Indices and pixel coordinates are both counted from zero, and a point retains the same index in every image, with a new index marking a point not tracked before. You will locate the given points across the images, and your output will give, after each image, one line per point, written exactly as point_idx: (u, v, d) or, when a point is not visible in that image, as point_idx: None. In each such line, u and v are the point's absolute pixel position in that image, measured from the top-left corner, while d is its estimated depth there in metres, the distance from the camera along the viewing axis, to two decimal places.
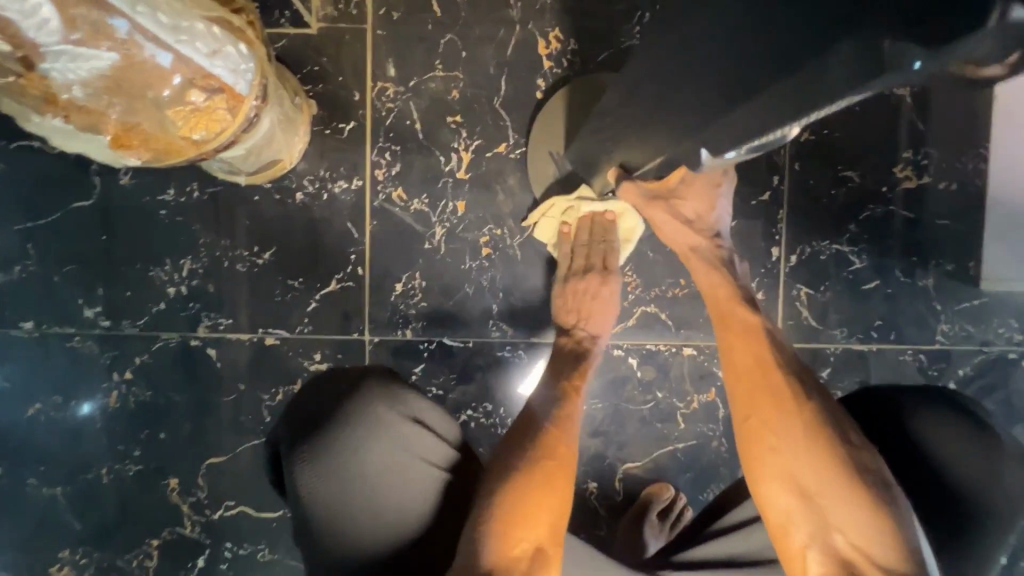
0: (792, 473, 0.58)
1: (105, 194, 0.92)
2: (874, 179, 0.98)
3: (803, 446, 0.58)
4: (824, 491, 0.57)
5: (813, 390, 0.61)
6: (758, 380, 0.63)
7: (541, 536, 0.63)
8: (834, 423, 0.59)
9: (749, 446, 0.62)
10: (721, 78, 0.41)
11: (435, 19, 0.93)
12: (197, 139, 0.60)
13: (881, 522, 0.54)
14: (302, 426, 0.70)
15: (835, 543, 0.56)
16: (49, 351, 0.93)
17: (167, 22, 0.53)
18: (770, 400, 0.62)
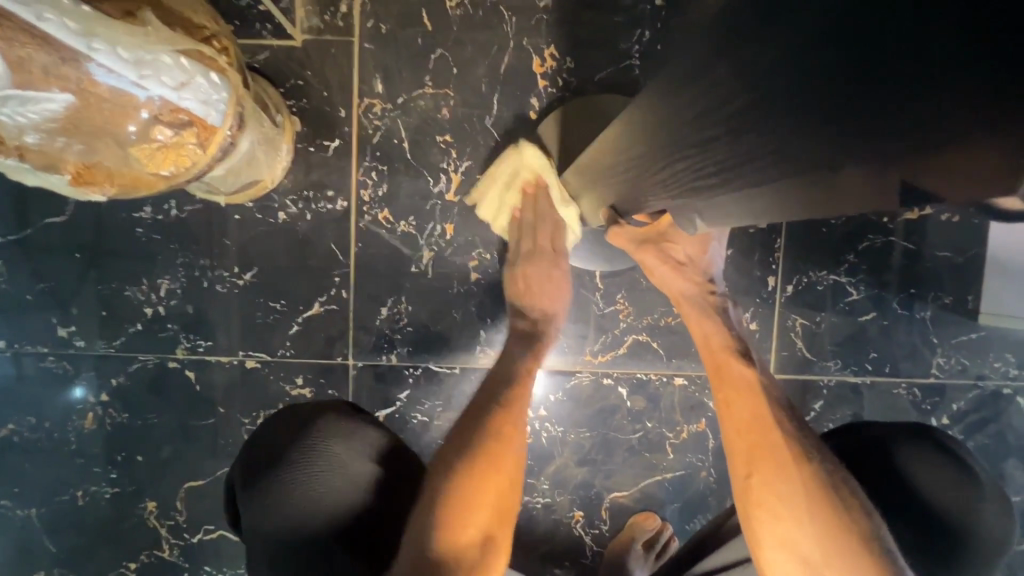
0: (788, 540, 0.53)
1: (79, 210, 0.89)
2: (875, 209, 0.96)
3: (807, 512, 0.52)
4: (827, 562, 0.50)
5: (807, 445, 0.56)
6: (759, 435, 0.57)
7: (489, 522, 0.56)
8: (832, 483, 0.53)
9: (749, 508, 0.56)
10: (720, 154, 0.37)
11: (425, 34, 0.89)
12: (166, 175, 0.58)
13: None
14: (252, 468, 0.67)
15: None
16: (22, 371, 0.91)
17: (129, 57, 0.50)
18: (771, 459, 0.55)
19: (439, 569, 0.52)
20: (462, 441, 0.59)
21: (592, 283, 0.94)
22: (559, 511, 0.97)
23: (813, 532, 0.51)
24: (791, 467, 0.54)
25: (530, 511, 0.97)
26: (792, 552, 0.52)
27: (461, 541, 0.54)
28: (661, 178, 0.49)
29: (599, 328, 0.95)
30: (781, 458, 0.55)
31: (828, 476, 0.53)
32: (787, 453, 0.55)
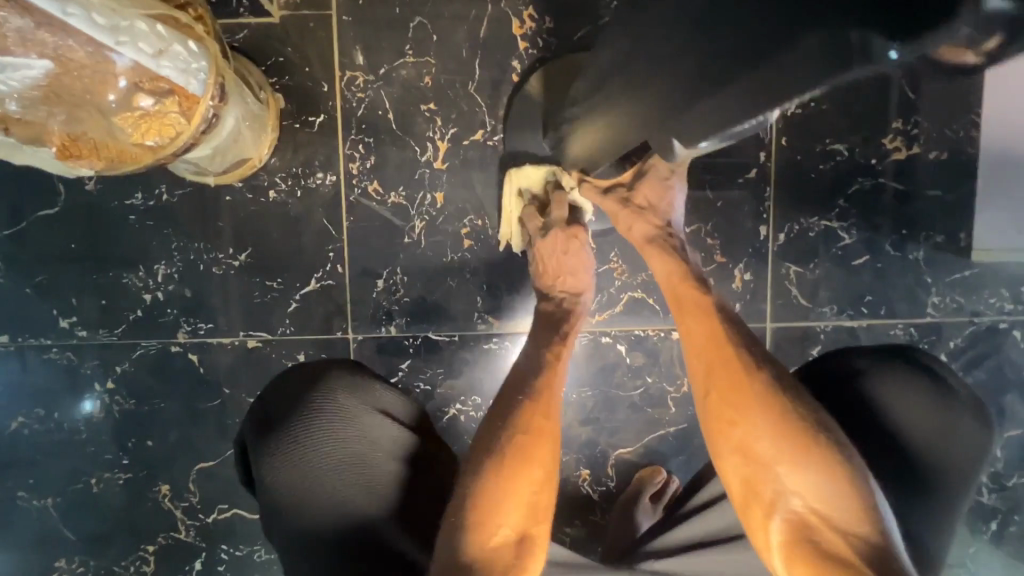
0: (741, 444, 0.54)
1: (70, 201, 0.89)
2: (863, 151, 0.96)
3: (761, 413, 0.54)
4: (780, 457, 0.52)
5: (758, 356, 0.57)
6: (714, 351, 0.58)
7: (522, 521, 0.55)
8: (780, 381, 0.55)
9: (712, 419, 0.57)
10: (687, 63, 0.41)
11: (403, 2, 0.89)
12: (151, 146, 0.57)
13: (836, 481, 0.50)
14: (269, 425, 0.68)
15: (792, 507, 0.52)
16: (26, 364, 0.92)
17: (105, 23, 0.52)
18: (724, 370, 0.57)
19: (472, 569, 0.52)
20: (482, 465, 0.57)
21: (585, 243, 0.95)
22: (566, 470, 0.98)
23: (766, 432, 0.53)
24: (744, 374, 0.56)
25: None
26: (744, 456, 0.54)
27: (491, 544, 0.54)
28: (638, 113, 0.50)
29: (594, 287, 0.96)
30: (735, 359, 0.57)
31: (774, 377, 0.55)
32: (741, 365, 0.56)
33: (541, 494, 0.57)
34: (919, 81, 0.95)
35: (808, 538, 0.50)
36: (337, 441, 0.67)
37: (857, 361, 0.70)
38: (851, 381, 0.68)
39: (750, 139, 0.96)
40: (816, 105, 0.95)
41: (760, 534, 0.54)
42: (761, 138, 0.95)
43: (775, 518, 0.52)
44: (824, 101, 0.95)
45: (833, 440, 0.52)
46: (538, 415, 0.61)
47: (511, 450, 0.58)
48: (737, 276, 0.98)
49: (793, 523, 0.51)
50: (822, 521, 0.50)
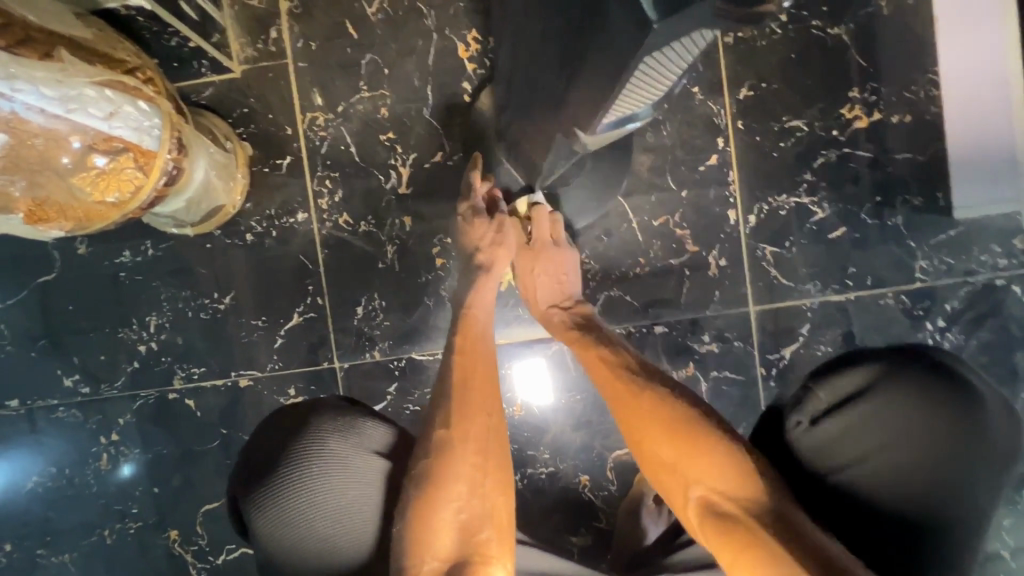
0: (649, 449, 0.68)
1: (64, 266, 0.95)
2: (824, 124, 0.96)
3: (665, 422, 0.67)
4: (675, 454, 0.65)
5: (653, 381, 0.72)
6: (614, 380, 0.75)
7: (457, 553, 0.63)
8: (671, 393, 0.70)
9: (630, 432, 0.71)
10: (566, 56, 0.53)
11: (353, 43, 0.93)
12: (114, 202, 0.64)
13: (730, 463, 0.62)
14: (261, 482, 0.68)
15: (699, 494, 0.63)
16: (38, 424, 0.97)
17: (55, 94, 0.56)
18: (623, 388, 0.73)
19: None
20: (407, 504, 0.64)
21: None
22: (565, 478, 0.97)
23: (664, 434, 0.67)
24: (637, 390, 0.72)
25: (536, 482, 0.97)
26: (657, 461, 0.68)
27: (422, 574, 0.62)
28: (549, 110, 0.60)
29: None
30: (636, 384, 0.72)
31: (666, 390, 0.71)
32: (637, 391, 0.72)
33: (469, 511, 0.65)
34: (869, 48, 0.95)
35: (714, 513, 0.60)
36: (325, 487, 0.68)
37: (878, 370, 0.64)
38: (864, 395, 0.64)
39: (705, 127, 0.97)
40: (768, 85, 0.96)
41: (688, 521, 0.64)
42: (716, 125, 0.97)
43: (689, 505, 0.63)
44: (775, 80, 0.96)
45: (718, 435, 0.64)
46: (445, 444, 0.68)
47: (431, 491, 0.65)
48: (712, 264, 0.98)
49: (702, 504, 0.62)
50: (723, 497, 0.61)
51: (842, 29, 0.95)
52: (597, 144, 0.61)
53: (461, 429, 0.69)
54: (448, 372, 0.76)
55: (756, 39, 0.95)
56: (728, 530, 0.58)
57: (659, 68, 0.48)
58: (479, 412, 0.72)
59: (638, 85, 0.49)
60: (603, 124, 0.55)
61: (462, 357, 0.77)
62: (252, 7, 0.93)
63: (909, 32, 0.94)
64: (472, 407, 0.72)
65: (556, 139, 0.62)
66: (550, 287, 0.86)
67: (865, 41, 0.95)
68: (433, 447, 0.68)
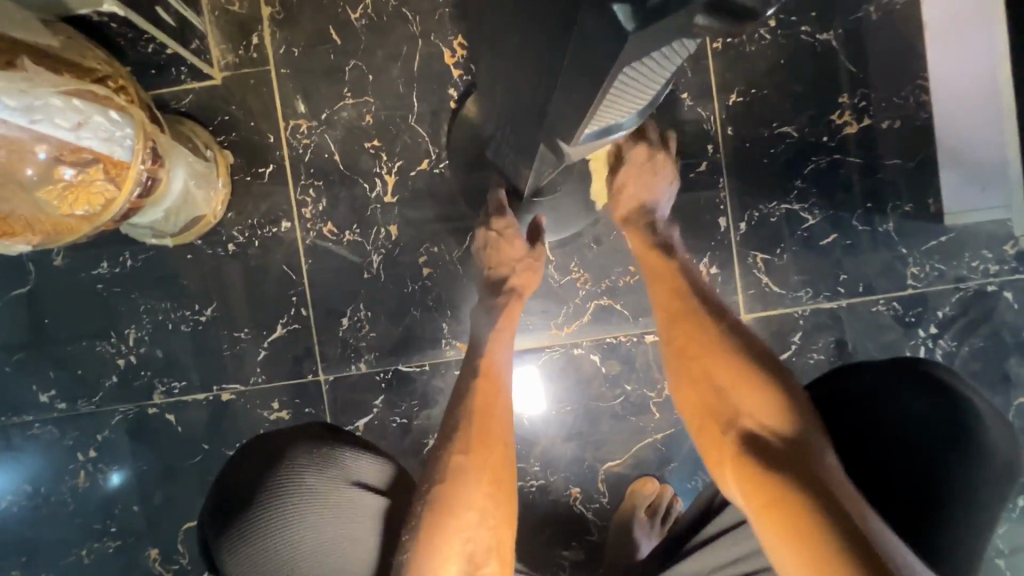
0: (702, 373, 0.68)
1: (40, 278, 0.93)
2: (813, 130, 0.95)
3: (730, 351, 0.67)
4: (732, 382, 0.65)
5: (716, 309, 0.72)
6: (675, 308, 0.74)
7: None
8: (737, 328, 0.69)
9: (683, 359, 0.71)
10: (538, 64, 0.52)
11: (336, 49, 0.92)
12: (83, 215, 0.62)
13: (783, 400, 0.62)
14: (235, 518, 0.66)
15: (744, 426, 0.63)
16: (12, 441, 0.94)
17: (18, 105, 0.54)
18: (685, 320, 0.72)
19: None
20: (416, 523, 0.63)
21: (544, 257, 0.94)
22: (555, 491, 0.96)
23: (725, 359, 0.67)
24: (701, 318, 0.71)
25: (526, 496, 0.96)
26: (707, 384, 0.67)
27: None
28: (529, 118, 0.59)
29: (560, 300, 0.95)
30: (697, 313, 0.72)
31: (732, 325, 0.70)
32: (703, 319, 0.71)
33: (477, 542, 0.64)
34: (859, 53, 0.94)
35: (756, 446, 0.61)
36: (302, 522, 0.66)
37: (874, 383, 0.67)
38: (858, 404, 0.66)
39: (695, 134, 0.96)
40: (757, 91, 0.95)
41: (714, 449, 0.65)
42: (706, 131, 0.96)
43: (727, 432, 0.64)
44: (764, 85, 0.95)
45: (788, 378, 0.64)
46: (460, 470, 0.66)
47: (441, 519, 0.63)
48: (702, 271, 0.96)
49: (742, 438, 0.62)
50: (765, 430, 0.61)
51: (831, 35, 0.94)
52: (582, 153, 0.60)
53: (478, 456, 0.68)
54: (467, 391, 0.73)
55: (745, 45, 0.94)
56: (768, 469, 0.58)
57: (638, 75, 0.47)
58: (499, 440, 0.70)
59: (616, 94, 0.48)
60: (585, 134, 0.54)
61: (484, 380, 0.74)
62: (233, 13, 0.91)
63: (897, 38, 0.94)
64: (487, 428, 0.70)
65: (539, 149, 0.61)
66: (643, 186, 0.82)
67: (854, 46, 0.94)
68: (447, 473, 0.66)
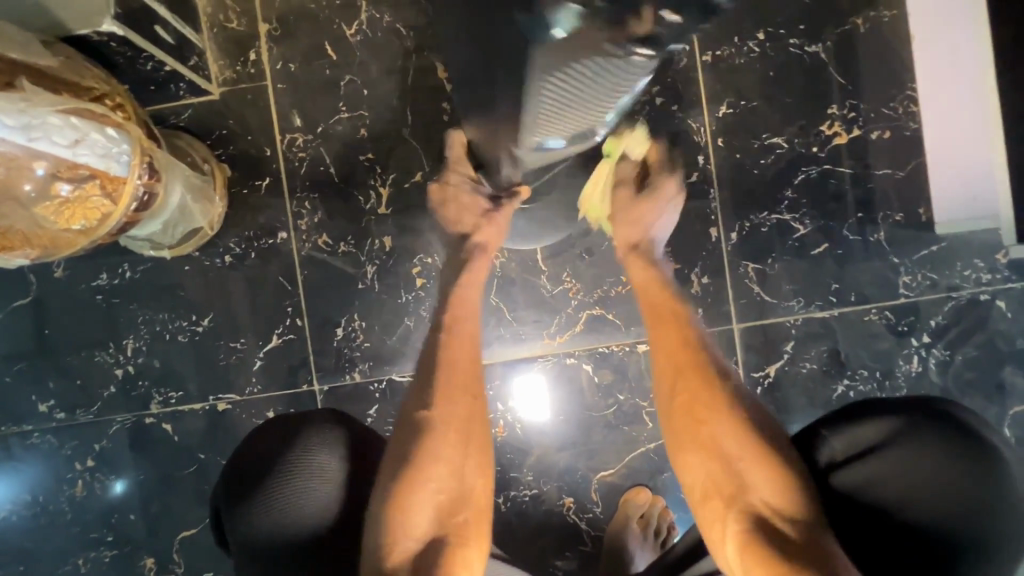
0: (712, 443, 0.67)
1: (41, 290, 0.94)
2: (803, 140, 0.96)
3: (737, 423, 0.67)
4: (742, 454, 0.65)
5: (722, 373, 0.72)
6: (685, 364, 0.73)
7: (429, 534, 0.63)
8: (742, 394, 0.70)
9: (690, 419, 0.70)
10: (482, 71, 0.53)
11: (332, 64, 0.94)
12: (80, 229, 0.63)
13: (792, 480, 0.62)
14: (246, 491, 0.68)
15: (752, 502, 0.63)
16: (12, 450, 0.95)
17: (17, 123, 0.56)
18: (694, 376, 0.72)
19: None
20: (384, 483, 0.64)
21: (536, 268, 0.95)
22: (548, 501, 0.96)
23: (734, 433, 0.66)
24: (712, 379, 0.71)
25: (520, 505, 0.96)
26: (716, 456, 0.67)
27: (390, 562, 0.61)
28: (485, 120, 0.61)
29: (552, 310, 0.96)
30: (708, 375, 0.71)
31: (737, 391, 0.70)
32: (713, 385, 0.70)
33: (447, 493, 0.66)
34: (847, 65, 0.95)
35: (765, 528, 0.60)
36: (307, 498, 0.67)
37: (895, 422, 0.64)
38: (882, 445, 0.63)
39: (685, 145, 0.97)
40: (746, 103, 0.96)
41: (719, 526, 0.64)
42: (696, 143, 0.97)
43: (733, 510, 0.63)
44: (753, 97, 0.96)
45: (790, 454, 0.64)
46: (429, 423, 0.68)
47: (412, 469, 0.65)
48: (694, 281, 0.97)
49: (750, 514, 0.62)
50: (774, 513, 0.61)
51: (819, 47, 0.95)
52: (535, 158, 0.62)
53: (443, 410, 0.69)
54: (435, 347, 0.75)
55: (734, 58, 0.96)
56: (779, 552, 0.58)
57: (572, 94, 0.48)
58: (464, 390, 0.72)
59: (548, 109, 0.49)
60: (530, 141, 0.56)
61: (448, 340, 0.75)
62: (231, 30, 0.93)
63: (885, 49, 0.95)
64: (451, 390, 0.71)
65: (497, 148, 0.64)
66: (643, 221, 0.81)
67: (843, 58, 0.95)
68: (416, 426, 0.68)
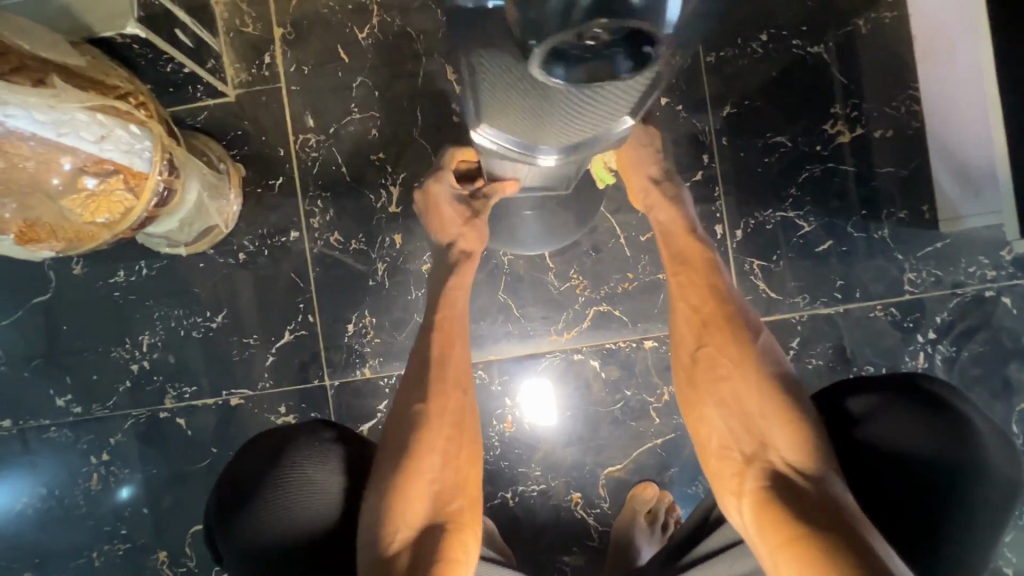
0: (732, 398, 0.69)
1: (60, 286, 0.96)
2: (807, 140, 0.97)
3: (759, 378, 0.69)
4: (764, 410, 0.67)
5: (748, 328, 0.73)
6: (711, 318, 0.74)
7: (422, 520, 0.65)
8: (766, 350, 0.71)
9: (711, 374, 0.72)
10: None
11: (344, 67, 0.96)
12: (104, 222, 0.66)
13: (811, 436, 0.64)
14: (239, 507, 0.68)
15: (771, 459, 0.65)
16: (28, 444, 0.97)
17: (47, 119, 0.58)
18: (721, 330, 0.73)
19: (388, 563, 0.61)
20: (383, 475, 0.66)
21: (544, 265, 0.97)
22: (556, 496, 0.96)
23: (755, 389, 0.68)
24: (736, 335, 0.72)
25: (528, 500, 0.96)
26: (736, 411, 0.69)
27: (386, 551, 0.62)
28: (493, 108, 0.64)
29: (560, 306, 0.97)
30: (733, 329, 0.73)
31: (763, 348, 0.72)
32: (738, 340, 0.72)
33: (441, 482, 0.67)
34: (849, 66, 0.97)
35: (780, 483, 0.63)
36: (301, 505, 0.67)
37: (877, 399, 0.67)
38: (866, 421, 0.67)
39: (690, 144, 0.98)
40: (750, 103, 0.98)
41: (735, 482, 0.66)
42: (701, 142, 0.98)
43: (750, 468, 0.65)
44: (757, 97, 0.98)
45: (812, 415, 0.66)
46: (421, 416, 0.70)
47: (406, 462, 0.66)
48: None
49: (768, 470, 0.64)
50: (791, 469, 0.63)
51: (822, 48, 0.97)
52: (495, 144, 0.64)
53: (436, 403, 0.71)
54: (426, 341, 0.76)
55: (737, 59, 0.98)
56: (797, 503, 0.60)
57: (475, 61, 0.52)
58: (454, 382, 0.74)
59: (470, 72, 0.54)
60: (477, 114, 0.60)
61: (438, 336, 0.76)
62: (247, 34, 0.95)
63: (887, 50, 0.96)
64: (445, 381, 0.73)
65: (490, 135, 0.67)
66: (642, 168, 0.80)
67: (845, 58, 0.97)
68: (408, 420, 0.70)
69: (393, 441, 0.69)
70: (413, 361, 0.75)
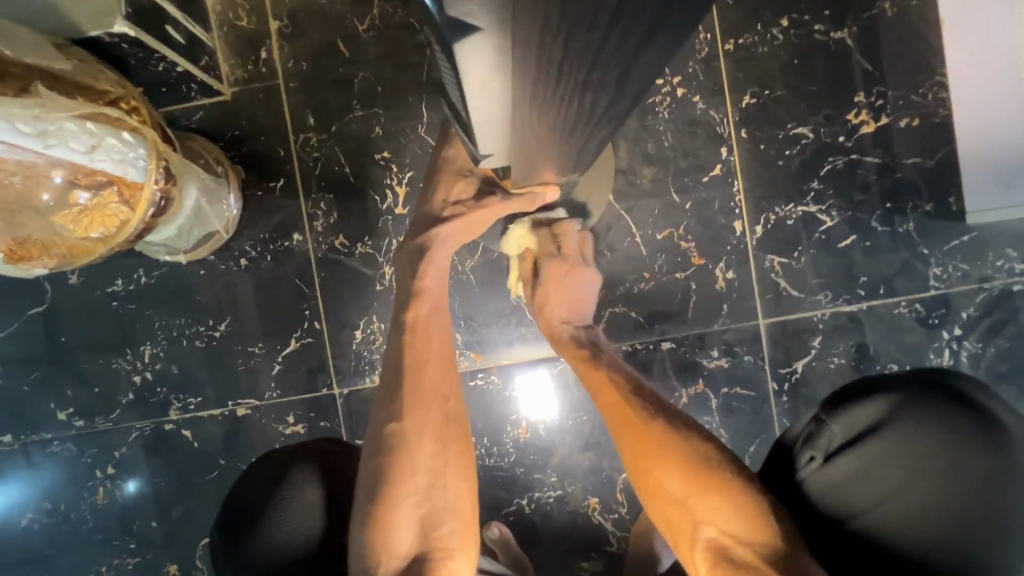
0: (659, 487, 0.66)
1: (56, 296, 0.93)
2: (829, 130, 0.93)
3: (673, 456, 0.65)
4: (685, 493, 0.63)
5: (655, 410, 0.71)
6: (620, 409, 0.72)
7: (411, 548, 0.62)
8: (678, 425, 0.69)
9: (638, 465, 0.68)
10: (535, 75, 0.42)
11: (344, 60, 0.91)
12: (98, 236, 0.63)
13: (737, 502, 0.60)
14: (244, 525, 0.65)
15: (709, 536, 0.60)
16: (31, 459, 0.94)
17: (32, 130, 0.54)
18: (626, 422, 0.71)
19: None
20: (365, 497, 0.63)
21: None
22: (573, 502, 0.94)
23: (675, 471, 0.64)
24: (643, 425, 0.69)
25: (544, 507, 0.95)
26: (667, 498, 0.65)
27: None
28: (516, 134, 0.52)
29: None
30: (643, 414, 0.70)
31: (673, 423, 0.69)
32: (643, 424, 0.69)
33: (428, 506, 0.64)
34: (875, 51, 0.92)
35: (726, 562, 0.58)
36: (311, 520, 0.66)
37: (890, 402, 0.61)
38: (886, 424, 0.60)
39: (708, 137, 0.94)
40: (770, 92, 0.94)
41: (694, 570, 0.61)
42: (719, 134, 0.94)
43: (697, 549, 0.60)
44: (778, 86, 0.93)
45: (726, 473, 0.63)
46: (399, 438, 0.65)
47: (386, 490, 0.63)
48: (719, 276, 0.95)
49: (713, 548, 0.59)
50: (734, 541, 0.59)
51: (846, 32, 0.92)
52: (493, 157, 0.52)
53: (414, 421, 0.66)
54: (416, 343, 0.70)
55: (757, 46, 0.93)
56: None
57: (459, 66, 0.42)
58: (434, 395, 0.69)
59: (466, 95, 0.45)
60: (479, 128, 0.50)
61: (416, 337, 0.71)
62: (241, 28, 0.91)
63: (915, 34, 0.91)
64: (423, 395, 0.68)
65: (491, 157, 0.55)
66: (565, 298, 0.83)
67: (870, 43, 0.92)
68: (386, 444, 0.65)
69: (372, 461, 0.64)
70: (387, 374, 0.70)
